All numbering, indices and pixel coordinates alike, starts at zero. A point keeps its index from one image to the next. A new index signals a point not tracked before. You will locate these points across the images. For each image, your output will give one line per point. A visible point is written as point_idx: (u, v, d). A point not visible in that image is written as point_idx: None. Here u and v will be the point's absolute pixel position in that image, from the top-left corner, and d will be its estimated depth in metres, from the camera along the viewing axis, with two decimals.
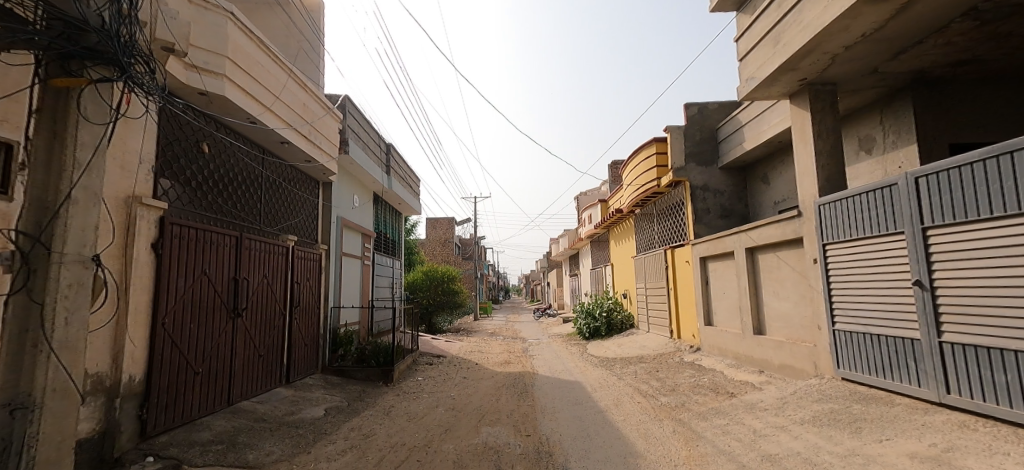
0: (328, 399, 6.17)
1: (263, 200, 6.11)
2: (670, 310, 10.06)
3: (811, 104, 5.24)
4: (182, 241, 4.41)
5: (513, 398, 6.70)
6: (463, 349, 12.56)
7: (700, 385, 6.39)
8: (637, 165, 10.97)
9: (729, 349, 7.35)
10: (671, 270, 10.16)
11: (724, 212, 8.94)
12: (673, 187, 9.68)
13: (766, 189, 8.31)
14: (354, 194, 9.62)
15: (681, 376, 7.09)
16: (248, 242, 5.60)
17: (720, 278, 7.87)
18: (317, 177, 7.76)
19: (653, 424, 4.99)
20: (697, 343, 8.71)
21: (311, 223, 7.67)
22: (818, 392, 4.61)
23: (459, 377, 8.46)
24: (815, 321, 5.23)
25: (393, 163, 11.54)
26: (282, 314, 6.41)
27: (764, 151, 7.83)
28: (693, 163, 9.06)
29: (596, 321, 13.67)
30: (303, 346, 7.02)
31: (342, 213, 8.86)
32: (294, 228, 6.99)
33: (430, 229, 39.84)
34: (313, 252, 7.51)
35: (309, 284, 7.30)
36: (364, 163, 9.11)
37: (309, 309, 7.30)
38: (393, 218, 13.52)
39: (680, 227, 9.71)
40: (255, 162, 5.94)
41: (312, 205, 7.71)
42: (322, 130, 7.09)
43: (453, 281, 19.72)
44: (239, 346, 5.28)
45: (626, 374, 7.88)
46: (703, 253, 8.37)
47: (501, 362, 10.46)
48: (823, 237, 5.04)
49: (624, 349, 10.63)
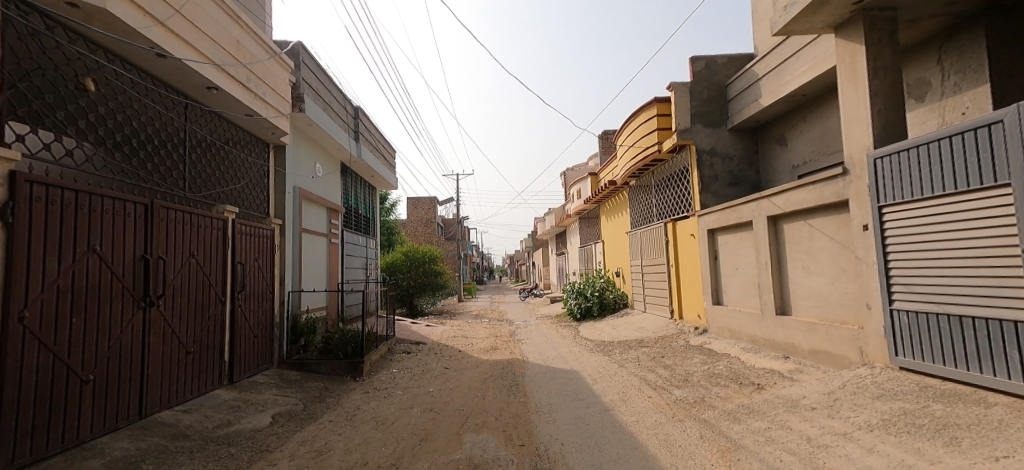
0: (280, 402, 5.10)
1: (186, 160, 4.86)
2: (671, 289, 9.26)
3: (866, 35, 4.24)
4: (54, 209, 3.08)
5: (502, 394, 5.77)
6: (446, 334, 11.60)
7: (717, 374, 5.57)
8: (633, 130, 9.95)
9: (743, 332, 6.55)
10: (671, 245, 9.31)
11: (733, 180, 8.05)
12: (676, 153, 8.72)
13: (782, 151, 7.42)
14: (315, 161, 8.35)
15: (691, 364, 6.26)
16: (170, 213, 4.37)
17: (732, 252, 7.02)
18: (266, 139, 6.53)
19: (672, 428, 4.10)
20: (703, 324, 7.93)
21: (258, 193, 6.43)
22: (876, 386, 3.78)
23: (440, 368, 7.51)
24: (862, 300, 4.40)
25: (363, 129, 10.28)
26: (221, 301, 5.25)
27: (784, 106, 6.89)
28: (699, 124, 8.11)
29: (587, 301, 12.88)
30: (251, 338, 5.87)
31: (301, 184, 7.63)
32: (233, 197, 5.75)
33: (412, 210, 38.54)
34: (263, 228, 6.31)
35: (258, 265, 6.14)
36: (325, 125, 7.86)
37: (258, 295, 6.12)
38: (365, 192, 12.28)
39: (683, 197, 8.79)
40: (173, 113, 4.62)
41: (259, 172, 6.46)
42: (265, 78, 5.79)
43: (434, 262, 18.66)
44: (156, 344, 4.11)
45: (627, 361, 7.03)
46: (712, 225, 7.49)
47: (487, 348, 9.52)
48: (880, 198, 4.13)
49: (620, 331, 9.86)
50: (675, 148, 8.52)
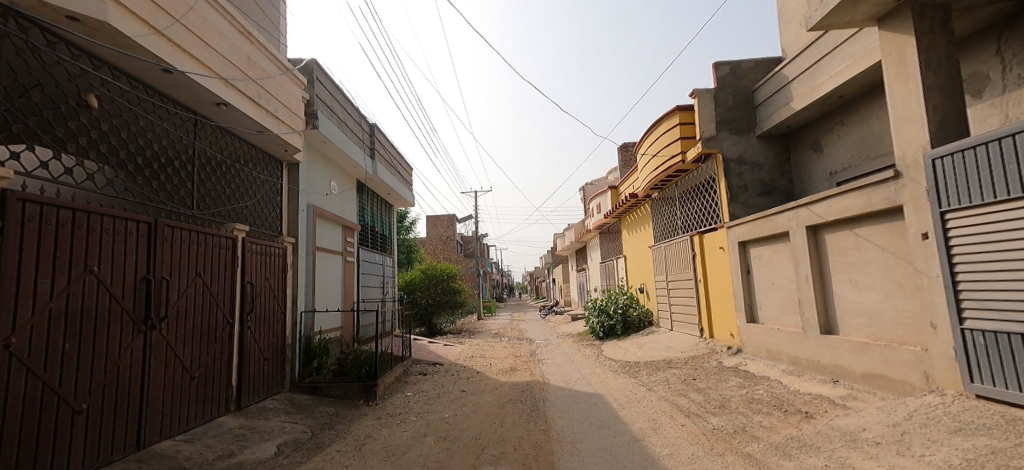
0: (286, 430, 4.87)
1: (192, 177, 4.85)
2: (700, 306, 8.74)
3: (916, 25, 3.87)
4: (49, 228, 2.98)
5: (521, 420, 5.39)
6: (464, 354, 11.27)
7: (757, 400, 5.06)
8: (654, 141, 9.61)
9: (784, 352, 6.01)
10: (699, 260, 8.82)
11: (764, 189, 7.59)
12: (701, 162, 8.33)
13: (817, 158, 6.95)
14: (330, 179, 8.32)
15: (726, 388, 5.74)
16: (175, 232, 4.31)
17: (767, 266, 6.53)
18: (279, 157, 6.53)
19: (712, 463, 3.65)
20: (737, 344, 7.38)
21: (270, 212, 6.38)
22: (951, 418, 3.26)
23: (456, 391, 7.18)
24: (925, 317, 3.90)
25: (379, 146, 10.29)
26: (229, 323, 5.14)
27: (818, 109, 6.47)
28: (725, 131, 7.73)
29: (610, 318, 12.36)
30: (261, 361, 5.71)
31: (315, 201, 7.57)
32: (243, 215, 5.70)
33: (431, 228, 38.74)
34: (275, 247, 6.24)
35: (269, 285, 6.03)
36: (340, 142, 7.84)
37: (269, 315, 6.00)
38: (382, 210, 12.25)
39: (710, 208, 8.35)
40: (181, 130, 4.68)
41: (271, 190, 6.44)
42: (277, 94, 5.82)
43: (453, 279, 18.47)
44: (158, 368, 3.98)
45: (656, 384, 6.55)
46: (743, 237, 7.03)
47: (506, 369, 9.14)
48: (942, 202, 3.65)
49: (646, 351, 9.34)
50: (700, 157, 8.13)
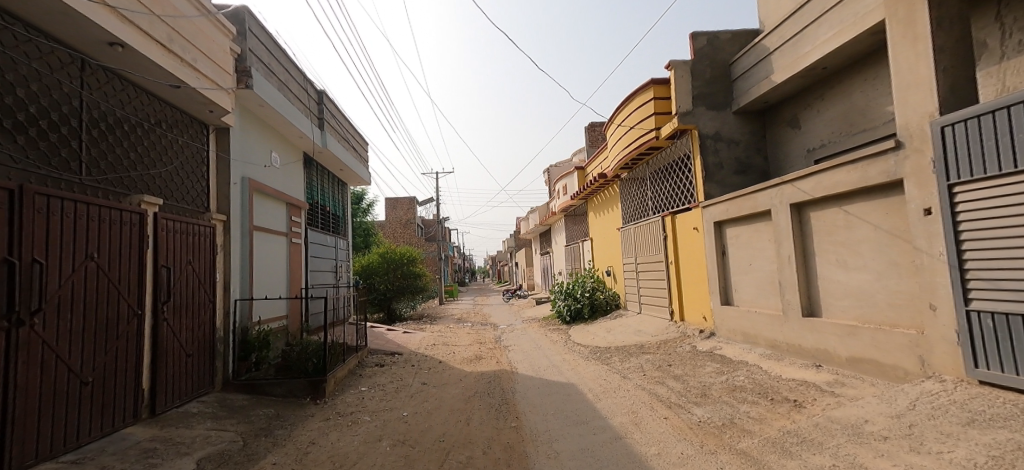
0: (211, 440, 3.92)
1: (78, 131, 3.51)
2: (671, 288, 8.53)
3: None
4: None
5: (489, 418, 4.83)
6: (426, 341, 10.61)
7: (740, 386, 4.80)
8: (626, 118, 9.18)
9: (762, 336, 5.82)
10: (671, 241, 8.57)
11: (739, 167, 7.35)
12: (676, 139, 7.97)
13: (794, 135, 6.75)
14: (271, 149, 7.23)
15: (705, 374, 5.46)
16: (53, 203, 3.11)
17: (744, 246, 6.30)
18: (203, 119, 5.39)
19: (705, 463, 3.24)
20: (709, 326, 7.21)
21: (195, 181, 5.26)
22: (959, 407, 3.02)
23: (418, 384, 6.52)
24: (922, 299, 3.67)
25: (329, 115, 9.19)
26: (139, 316, 4.06)
27: (799, 83, 6.21)
28: (701, 107, 7.39)
29: (577, 302, 12.06)
30: (183, 359, 4.72)
31: (251, 174, 6.49)
32: (158, 184, 4.54)
33: (390, 210, 37.21)
34: (199, 226, 5.18)
35: (191, 269, 4.98)
36: (280, 106, 6.76)
37: (192, 306, 4.97)
38: (334, 187, 11.16)
39: (684, 188, 8.05)
40: (60, 74, 3.36)
41: (196, 158, 5.30)
42: (195, 40, 4.63)
43: (413, 263, 17.58)
44: (36, 383, 2.86)
45: (631, 371, 6.21)
46: (720, 217, 6.76)
47: (470, 357, 8.57)
48: (950, 174, 3.37)
49: (615, 335, 9.08)
50: (675, 134, 7.76)
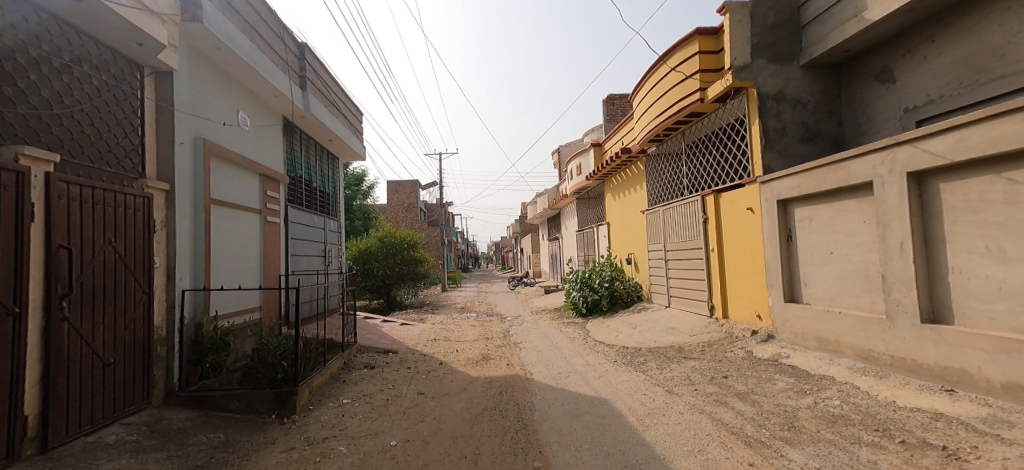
0: None
1: None
2: (713, 281, 7.27)
3: None
4: None
5: (503, 453, 3.61)
6: (426, 335, 9.48)
7: (841, 416, 3.55)
8: (659, 79, 7.79)
9: (848, 344, 4.58)
10: (714, 225, 7.24)
11: (807, 134, 6.01)
12: (727, 100, 6.59)
13: (885, 91, 5.38)
14: (235, 107, 5.91)
15: (781, 394, 4.22)
16: None
17: (824, 230, 5.01)
18: (133, 56, 3.87)
19: None
20: (766, 327, 5.97)
21: (122, 137, 3.77)
22: None
23: (414, 395, 5.34)
24: None
25: (311, 73, 7.84)
26: (18, 317, 2.65)
27: (901, 21, 4.82)
28: (762, 59, 5.99)
29: (595, 293, 10.82)
30: (100, 373, 3.33)
31: (208, 133, 5.13)
32: (54, 136, 3.09)
33: (392, 194, 36.08)
34: (127, 196, 3.72)
35: (113, 251, 3.53)
36: (243, 50, 5.38)
37: (115, 303, 3.53)
38: (322, 161, 9.86)
39: (734, 160, 6.71)
40: None
41: (123, 105, 3.80)
42: None
43: (414, 248, 16.37)
44: None
45: (677, 384, 4.99)
46: (788, 195, 5.44)
47: (476, 357, 7.41)
48: None
49: (643, 333, 7.88)
50: (727, 93, 6.37)
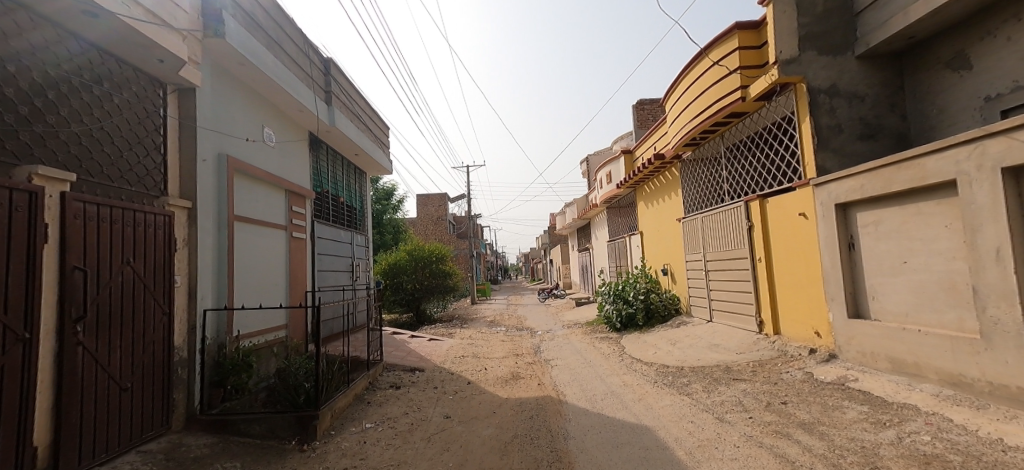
0: None
1: None
2: (762, 294, 6.66)
3: None
4: None
5: None
6: (454, 351, 9.24)
7: (934, 456, 3.00)
8: (694, 78, 7.36)
9: (932, 367, 3.97)
10: (761, 233, 6.67)
11: (866, 130, 5.43)
12: (772, 97, 6.09)
13: (960, 78, 4.78)
14: (260, 123, 5.95)
15: (854, 426, 3.67)
16: None
17: (895, 237, 4.42)
18: (155, 73, 3.89)
19: None
20: (827, 346, 5.35)
21: (143, 154, 3.76)
22: None
23: (440, 418, 5.08)
24: None
25: (336, 89, 7.90)
26: (29, 343, 2.58)
27: None
28: (811, 51, 5.48)
29: (629, 307, 10.29)
30: (116, 399, 3.25)
31: (232, 150, 5.14)
32: (72, 154, 3.08)
33: (422, 208, 36.56)
34: (147, 215, 3.68)
35: (130, 273, 3.47)
36: (266, 67, 5.41)
37: (132, 326, 3.45)
38: (349, 176, 9.93)
39: (782, 162, 6.17)
40: None
41: (145, 123, 3.81)
42: None
43: (443, 261, 16.30)
44: None
45: (727, 410, 4.50)
46: (849, 197, 4.87)
47: (506, 376, 7.08)
48: None
49: (685, 350, 7.33)
50: (773, 89, 5.89)
